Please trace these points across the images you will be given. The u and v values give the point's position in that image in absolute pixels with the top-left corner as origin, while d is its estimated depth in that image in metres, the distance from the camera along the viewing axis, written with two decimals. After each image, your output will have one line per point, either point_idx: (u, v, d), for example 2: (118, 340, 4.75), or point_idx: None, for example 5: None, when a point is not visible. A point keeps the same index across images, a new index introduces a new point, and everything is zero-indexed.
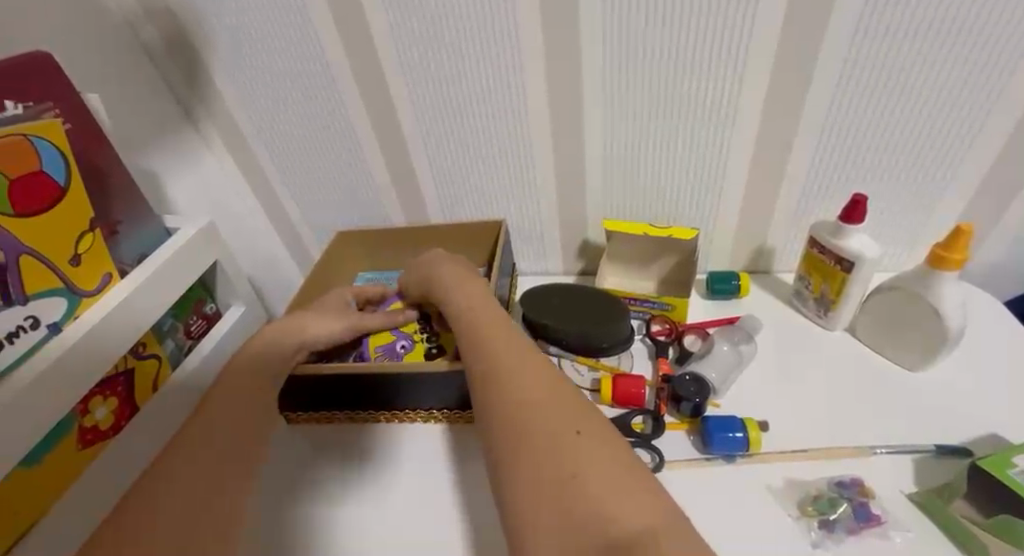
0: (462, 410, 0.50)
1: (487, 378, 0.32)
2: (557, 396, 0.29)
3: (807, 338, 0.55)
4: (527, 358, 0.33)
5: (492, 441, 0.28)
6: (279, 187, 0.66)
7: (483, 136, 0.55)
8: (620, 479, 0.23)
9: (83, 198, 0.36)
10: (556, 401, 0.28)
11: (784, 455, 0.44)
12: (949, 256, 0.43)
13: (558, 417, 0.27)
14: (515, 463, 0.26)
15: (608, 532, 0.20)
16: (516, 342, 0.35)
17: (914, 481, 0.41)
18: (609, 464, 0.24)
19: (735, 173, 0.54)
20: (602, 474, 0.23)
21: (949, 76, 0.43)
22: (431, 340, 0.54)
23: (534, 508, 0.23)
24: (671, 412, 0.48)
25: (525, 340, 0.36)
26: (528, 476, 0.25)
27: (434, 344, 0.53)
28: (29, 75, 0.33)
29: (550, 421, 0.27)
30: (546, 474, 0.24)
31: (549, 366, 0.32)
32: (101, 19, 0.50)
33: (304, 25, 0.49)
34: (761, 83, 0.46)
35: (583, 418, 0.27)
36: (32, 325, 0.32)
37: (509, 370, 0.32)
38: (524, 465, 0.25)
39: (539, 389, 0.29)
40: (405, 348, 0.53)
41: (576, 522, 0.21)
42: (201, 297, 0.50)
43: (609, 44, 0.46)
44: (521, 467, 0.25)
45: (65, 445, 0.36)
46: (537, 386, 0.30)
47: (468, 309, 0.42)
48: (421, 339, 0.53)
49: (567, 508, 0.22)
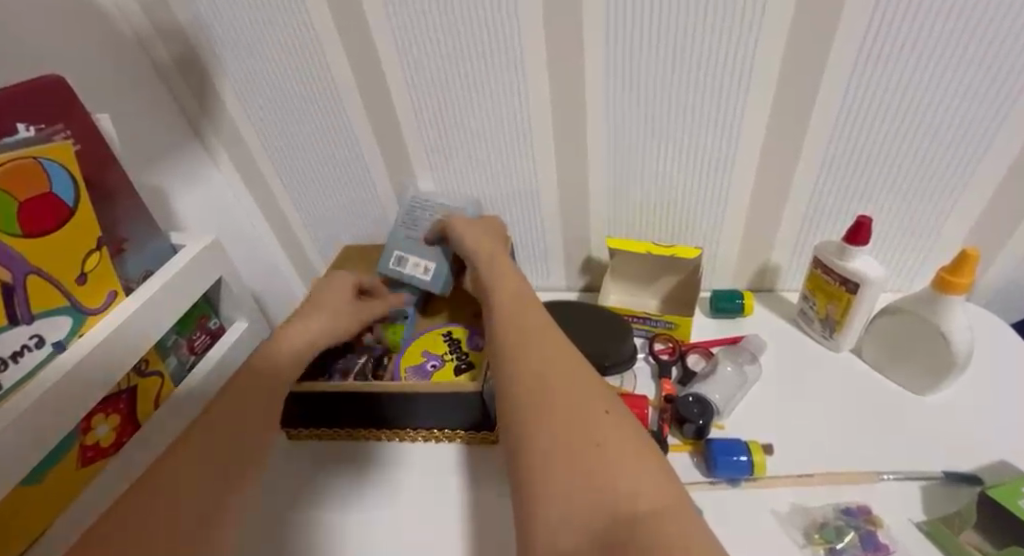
0: (476, 430, 0.49)
1: (510, 352, 0.34)
2: (577, 375, 0.30)
3: (809, 360, 0.54)
4: (548, 337, 0.35)
5: (512, 408, 0.30)
6: (287, 205, 0.66)
7: (489, 149, 0.55)
8: (634, 456, 0.24)
9: (91, 217, 0.36)
10: (578, 382, 0.30)
11: (789, 480, 0.43)
12: (956, 280, 0.42)
13: (580, 396, 0.29)
14: (529, 443, 0.27)
15: (632, 513, 0.21)
16: (538, 320, 0.37)
17: (923, 510, 0.40)
18: (631, 450, 0.25)
19: (739, 187, 0.53)
20: (620, 456, 0.24)
21: (955, 96, 0.43)
22: (460, 358, 0.53)
23: (552, 483, 0.24)
24: (674, 434, 0.48)
25: (546, 318, 0.37)
26: (548, 454, 0.26)
27: (463, 360, 0.53)
28: (40, 97, 0.33)
29: (571, 400, 0.28)
30: (564, 454, 0.25)
31: (568, 348, 0.34)
32: (113, 37, 0.51)
33: (312, 40, 0.50)
34: (765, 98, 0.46)
35: (603, 398, 0.29)
36: (36, 344, 0.32)
37: (533, 348, 0.33)
38: (544, 443, 0.26)
39: (559, 369, 0.31)
40: (434, 367, 0.53)
41: (599, 504, 0.22)
42: (206, 313, 0.50)
43: (615, 59, 0.46)
44: (541, 449, 0.26)
45: (64, 466, 0.36)
46: (556, 366, 0.31)
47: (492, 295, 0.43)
48: (449, 358, 0.53)
49: (590, 487, 0.23)
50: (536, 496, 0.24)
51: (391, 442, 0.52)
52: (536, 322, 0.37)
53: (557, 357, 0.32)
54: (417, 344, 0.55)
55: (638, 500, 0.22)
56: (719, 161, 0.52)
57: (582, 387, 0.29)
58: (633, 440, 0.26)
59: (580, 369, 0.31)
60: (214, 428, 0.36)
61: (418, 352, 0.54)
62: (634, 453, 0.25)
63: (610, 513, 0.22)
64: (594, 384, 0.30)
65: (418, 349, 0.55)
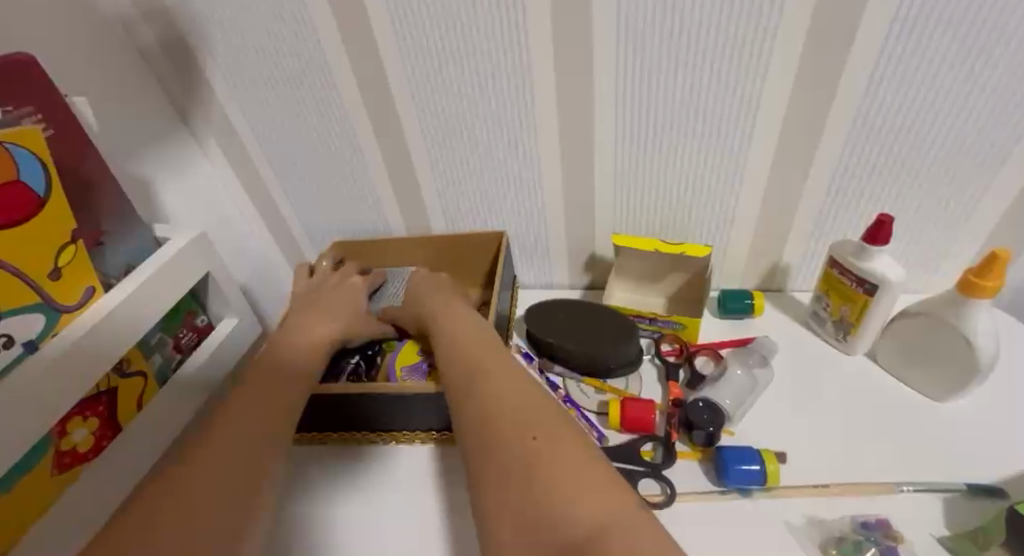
0: None
1: (464, 395, 0.36)
2: (521, 406, 0.32)
3: (823, 363, 0.52)
4: (499, 375, 0.36)
5: (472, 456, 0.31)
6: (280, 197, 0.64)
7: (489, 143, 0.53)
8: (575, 472, 0.26)
9: (64, 208, 0.34)
10: (518, 415, 0.31)
11: (804, 491, 0.41)
12: (983, 282, 0.40)
13: (518, 427, 0.30)
14: (484, 488, 0.28)
15: (576, 537, 0.22)
16: (490, 360, 0.38)
17: (946, 524, 0.38)
18: (572, 466, 0.26)
19: (750, 184, 0.51)
20: (562, 478, 0.25)
21: (981, 94, 0.41)
22: None
23: (508, 525, 0.25)
24: (683, 440, 0.46)
25: (502, 358, 0.39)
26: (502, 495, 0.27)
27: None
28: (10, 76, 0.30)
29: (512, 435, 0.30)
30: (512, 490, 0.27)
31: (520, 380, 0.35)
32: (95, 19, 0.48)
33: (303, 24, 0.47)
34: (784, 91, 0.44)
35: (545, 422, 0.30)
36: (5, 344, 0.30)
37: (480, 389, 0.35)
38: (495, 485, 0.28)
39: (505, 405, 0.32)
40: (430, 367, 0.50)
41: (547, 533, 0.23)
42: (193, 309, 0.48)
43: (624, 45, 0.43)
44: (494, 494, 0.27)
45: (39, 473, 0.34)
46: (502, 402, 0.33)
47: (450, 330, 0.45)
48: None
49: (537, 520, 0.24)
50: (498, 542, 0.26)
51: (386, 446, 0.50)
52: (483, 361, 0.38)
53: (494, 393, 0.34)
54: (413, 344, 0.53)
55: (581, 518, 0.23)
56: (729, 159, 0.50)
57: (522, 419, 0.30)
58: (574, 454, 0.27)
59: (523, 397, 0.33)
60: (203, 433, 0.33)
61: (414, 351, 0.52)
62: (579, 467, 0.26)
63: (557, 541, 0.23)
64: (540, 411, 0.31)
65: (413, 348, 0.52)
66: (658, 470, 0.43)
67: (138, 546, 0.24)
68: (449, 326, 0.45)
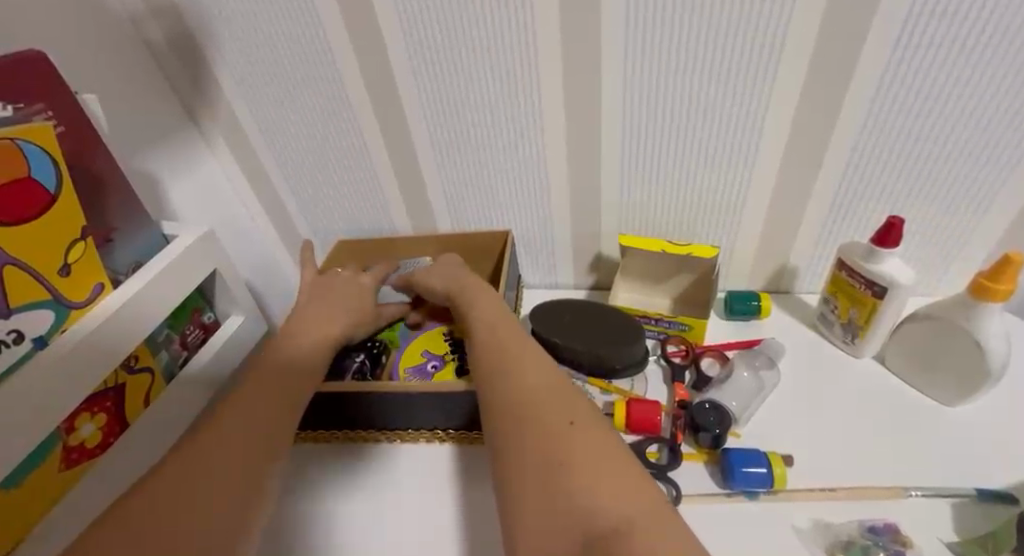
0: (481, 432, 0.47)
1: (495, 375, 0.36)
2: (554, 392, 0.32)
3: (831, 367, 0.52)
4: (531, 360, 0.36)
5: (497, 437, 0.32)
6: (286, 194, 0.64)
7: (496, 142, 0.53)
8: (604, 463, 0.26)
9: (74, 205, 0.34)
10: (552, 400, 0.31)
11: (811, 495, 0.41)
12: (996, 287, 0.40)
13: (552, 411, 0.30)
14: (510, 468, 0.29)
15: (600, 526, 0.22)
16: (524, 344, 0.39)
17: (954, 530, 0.38)
18: (602, 457, 0.26)
19: (759, 184, 0.51)
20: (591, 467, 0.26)
21: (994, 96, 0.40)
22: (459, 359, 0.53)
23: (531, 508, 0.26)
24: (688, 441, 0.46)
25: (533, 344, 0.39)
26: (526, 479, 0.27)
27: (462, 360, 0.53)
28: (19, 75, 0.31)
29: (545, 416, 0.30)
30: (537, 475, 0.27)
31: (551, 368, 0.35)
32: (103, 16, 0.48)
33: (311, 23, 0.47)
34: (793, 92, 0.44)
35: (579, 410, 0.30)
36: (15, 340, 0.30)
37: (513, 370, 0.35)
38: (521, 467, 0.28)
39: (538, 389, 0.32)
40: (434, 368, 0.53)
41: (569, 520, 0.24)
42: (200, 306, 0.49)
43: (635, 45, 0.43)
44: (518, 477, 0.28)
45: (48, 468, 0.34)
46: (536, 386, 0.33)
47: (481, 315, 0.45)
48: (450, 358, 0.53)
49: (562, 506, 0.25)
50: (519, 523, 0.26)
51: (391, 444, 0.50)
52: (515, 344, 0.38)
53: (528, 377, 0.34)
54: (418, 344, 0.55)
55: (606, 508, 0.23)
56: (737, 160, 0.49)
57: (555, 403, 0.31)
58: (606, 447, 0.27)
59: (555, 384, 0.33)
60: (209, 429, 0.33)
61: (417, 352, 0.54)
62: (607, 459, 0.26)
63: (579, 529, 0.23)
64: (574, 400, 0.31)
65: (418, 349, 0.54)
66: (665, 472, 0.42)
67: (146, 544, 0.24)
68: (479, 311, 0.46)
